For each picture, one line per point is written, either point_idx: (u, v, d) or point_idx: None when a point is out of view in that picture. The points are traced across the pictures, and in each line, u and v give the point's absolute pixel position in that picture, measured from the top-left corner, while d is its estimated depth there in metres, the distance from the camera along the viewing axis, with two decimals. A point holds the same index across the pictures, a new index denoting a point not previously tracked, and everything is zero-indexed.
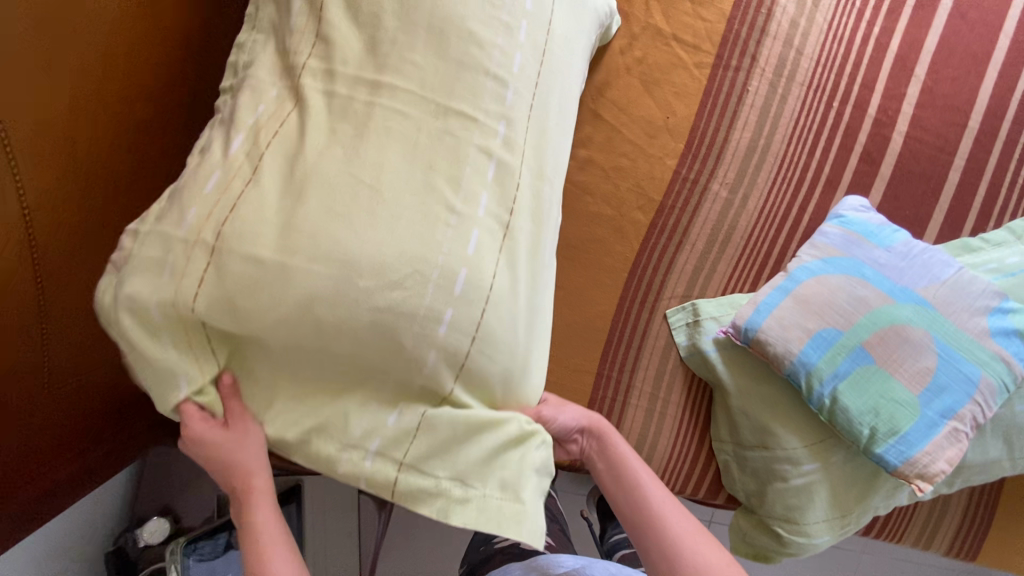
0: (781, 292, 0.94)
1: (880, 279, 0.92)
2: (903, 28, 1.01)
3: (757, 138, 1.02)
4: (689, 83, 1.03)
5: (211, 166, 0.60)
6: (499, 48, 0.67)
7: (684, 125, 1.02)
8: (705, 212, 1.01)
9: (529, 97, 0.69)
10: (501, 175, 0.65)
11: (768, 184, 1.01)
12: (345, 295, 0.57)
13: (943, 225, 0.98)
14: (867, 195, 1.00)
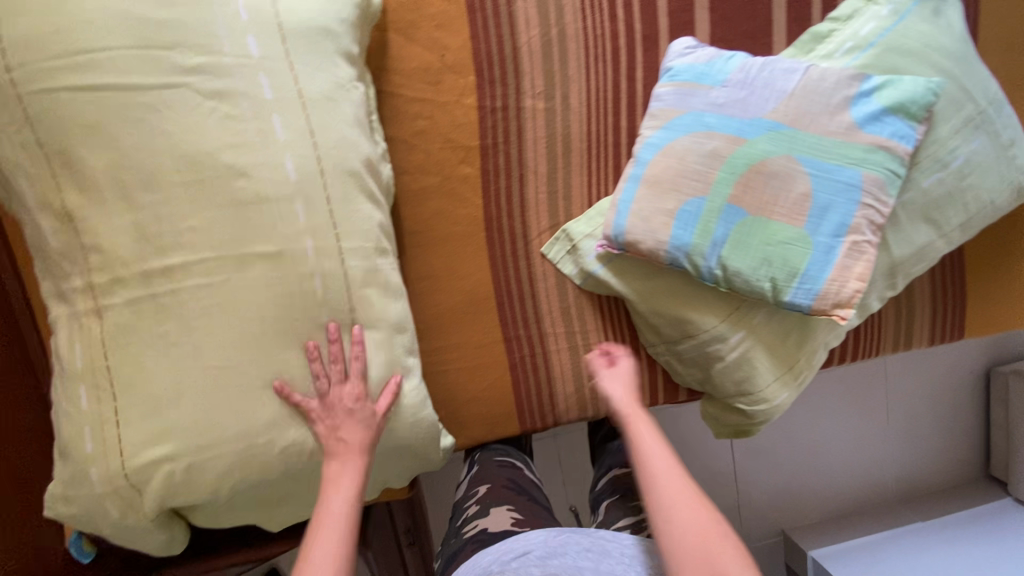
0: (633, 182, 0.86)
1: (724, 123, 0.83)
2: None
3: (547, 29, 0.89)
4: (448, 9, 0.86)
5: (76, 426, 0.64)
6: (265, 165, 0.64)
7: (463, 56, 0.87)
8: (531, 137, 0.91)
9: (322, 192, 0.68)
10: (333, 286, 0.70)
11: (582, 71, 0.91)
12: (254, 453, 0.67)
13: (789, 23, 0.96)
14: (694, 32, 0.94)
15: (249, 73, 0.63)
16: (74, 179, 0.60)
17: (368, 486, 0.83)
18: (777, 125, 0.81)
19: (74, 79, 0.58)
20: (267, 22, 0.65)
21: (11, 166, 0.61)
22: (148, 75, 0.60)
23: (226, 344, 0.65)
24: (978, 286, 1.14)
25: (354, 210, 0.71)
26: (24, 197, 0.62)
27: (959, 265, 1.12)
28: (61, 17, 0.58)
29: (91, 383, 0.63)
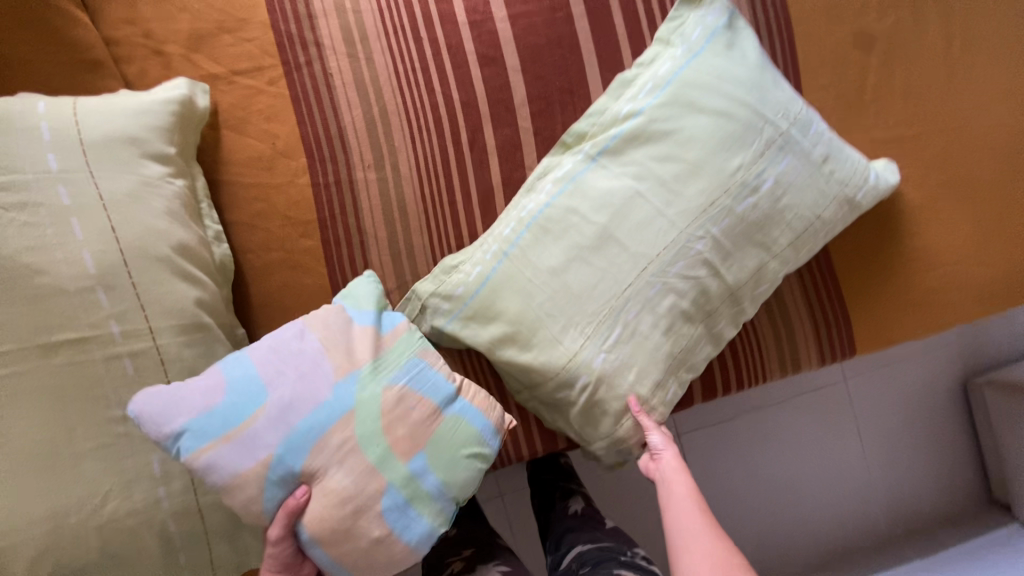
0: (255, 401, 0.72)
1: (203, 424, 0.70)
2: None
3: (369, 109, 0.99)
4: (273, 103, 0.97)
5: None
6: (63, 262, 0.71)
7: (293, 142, 0.97)
8: (366, 206, 0.99)
9: (125, 278, 0.75)
10: (144, 364, 0.75)
11: (407, 141, 1.00)
12: (64, 532, 0.71)
13: (602, 71, 1.03)
14: (510, 92, 1.01)
15: (47, 184, 0.72)
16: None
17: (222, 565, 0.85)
18: (358, 373, 0.77)
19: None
20: (68, 139, 0.75)
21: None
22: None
23: (24, 431, 0.69)
24: (860, 297, 1.11)
25: (163, 289, 0.78)
26: None
27: (831, 278, 1.10)
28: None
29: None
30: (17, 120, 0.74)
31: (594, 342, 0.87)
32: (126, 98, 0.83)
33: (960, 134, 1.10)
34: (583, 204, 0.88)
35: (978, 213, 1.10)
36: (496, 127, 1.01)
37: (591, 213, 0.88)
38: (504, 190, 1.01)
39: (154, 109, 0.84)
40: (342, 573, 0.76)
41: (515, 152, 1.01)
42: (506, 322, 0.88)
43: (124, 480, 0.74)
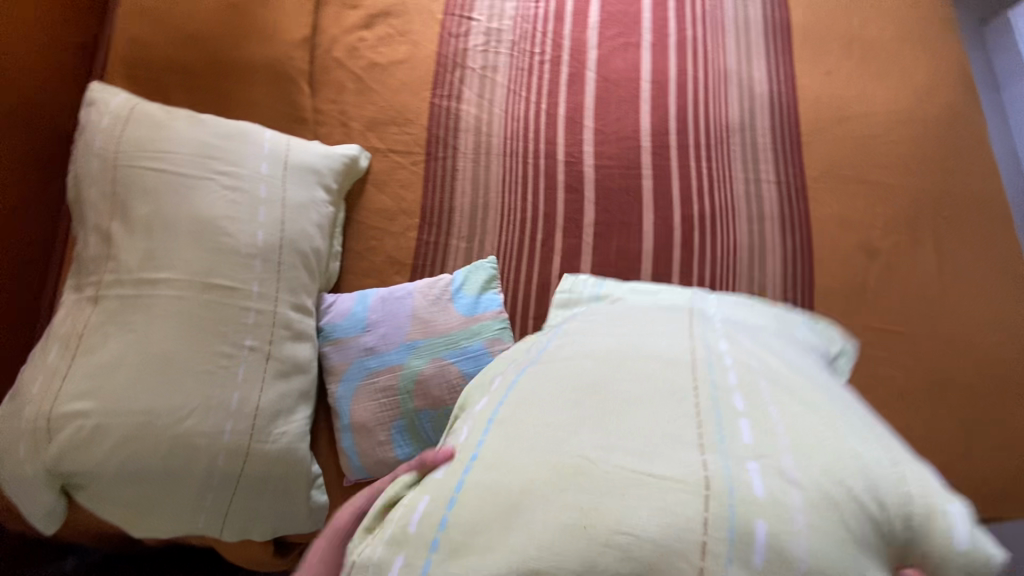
0: (357, 326, 1.10)
1: (333, 329, 1.10)
2: (563, 102, 1.39)
3: (476, 199, 1.30)
4: (410, 177, 1.30)
5: (35, 373, 0.86)
6: (244, 232, 0.98)
7: (415, 206, 1.28)
8: (451, 265, 1.25)
9: (276, 257, 1.00)
10: (262, 321, 0.97)
11: (497, 228, 1.28)
12: (147, 431, 0.86)
13: (656, 217, 1.31)
14: (582, 214, 1.31)
15: (254, 180, 1.02)
16: (122, 218, 0.94)
17: (236, 515, 0.95)
18: (421, 340, 1.10)
19: (149, 166, 0.97)
20: (278, 157, 1.06)
21: (89, 203, 0.95)
22: (193, 170, 0.98)
23: (162, 340, 0.89)
24: None
25: (295, 274, 1.03)
26: (87, 222, 0.95)
27: None
28: (155, 138, 0.99)
29: (63, 345, 0.87)
30: (251, 136, 1.06)
31: (732, 482, 0.52)
32: (320, 145, 1.16)
33: (955, 343, 1.25)
34: (521, 406, 0.64)
35: (980, 400, 1.20)
36: (565, 236, 1.29)
37: (570, 397, 0.63)
38: (559, 282, 1.25)
39: (335, 157, 1.17)
40: (352, 462, 1.05)
41: (575, 257, 1.27)
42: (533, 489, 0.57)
43: (206, 404, 0.90)
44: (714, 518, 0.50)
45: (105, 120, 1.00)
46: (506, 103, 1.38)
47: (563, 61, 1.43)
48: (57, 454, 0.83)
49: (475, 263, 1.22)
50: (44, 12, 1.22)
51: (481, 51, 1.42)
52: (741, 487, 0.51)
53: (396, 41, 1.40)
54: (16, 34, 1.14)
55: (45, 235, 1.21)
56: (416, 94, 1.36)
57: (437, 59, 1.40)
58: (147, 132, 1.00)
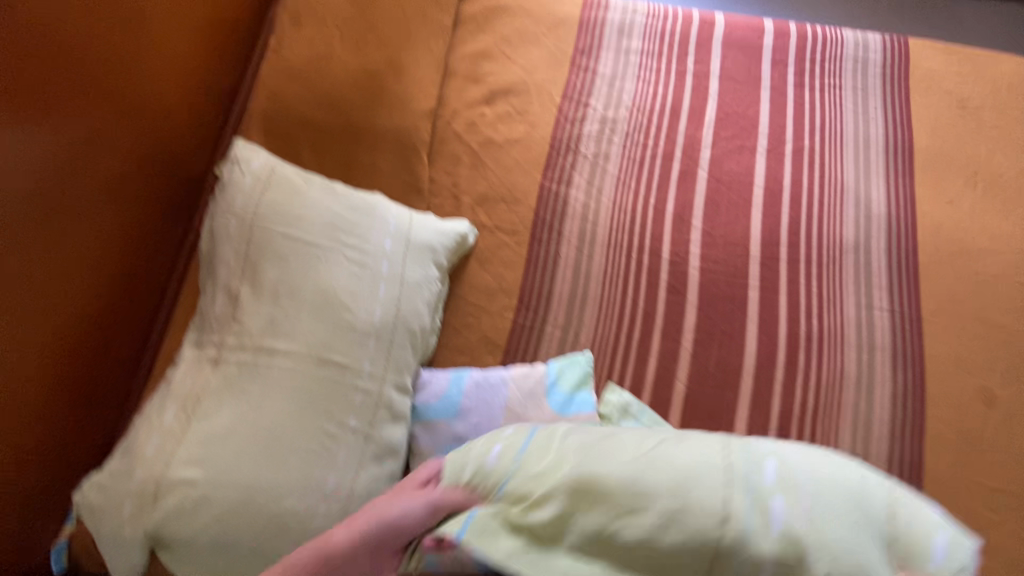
0: (447, 411, 1.08)
1: (424, 410, 1.08)
2: (673, 198, 1.37)
3: (576, 287, 1.28)
4: (513, 257, 1.30)
5: (151, 432, 0.86)
6: (363, 310, 0.99)
7: (514, 287, 1.27)
8: (544, 352, 1.22)
9: (388, 336, 1.00)
10: (367, 402, 0.96)
11: (594, 320, 1.25)
12: (246, 507, 0.84)
13: (759, 332, 1.26)
14: (683, 317, 1.27)
15: (378, 257, 1.03)
16: (251, 281, 0.95)
17: None
18: None
19: (283, 231, 0.98)
20: (401, 234, 1.08)
21: (221, 261, 0.97)
22: (324, 241, 0.99)
23: (275, 413, 0.89)
24: None
25: (402, 354, 1.02)
26: (217, 280, 0.97)
27: None
28: (291, 202, 1.00)
29: (181, 407, 0.88)
30: (378, 211, 1.08)
31: (754, 468, 0.81)
32: (437, 221, 1.17)
33: None
34: (564, 430, 0.90)
35: None
36: (663, 338, 1.25)
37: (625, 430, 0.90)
38: (653, 386, 1.21)
39: (449, 235, 1.18)
40: None
41: (672, 362, 1.23)
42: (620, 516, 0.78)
43: (305, 484, 0.88)
44: (731, 475, 0.79)
45: (246, 178, 1.02)
46: (615, 192, 1.37)
47: (675, 157, 1.42)
48: (156, 519, 0.82)
49: (569, 355, 1.19)
50: (201, 76, 1.32)
51: (595, 139, 1.43)
52: (763, 476, 0.80)
53: (513, 120, 1.43)
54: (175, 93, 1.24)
55: (162, 276, 1.26)
56: (528, 174, 1.38)
57: (551, 142, 1.41)
58: (284, 196, 1.01)
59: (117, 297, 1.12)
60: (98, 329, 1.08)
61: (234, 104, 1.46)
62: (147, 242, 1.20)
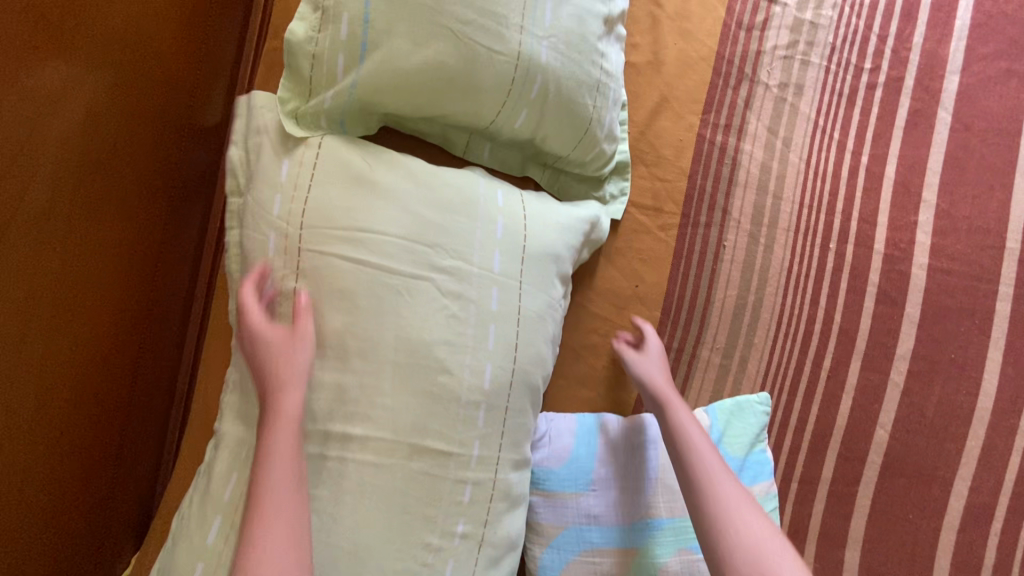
0: (572, 481, 0.81)
1: (542, 478, 0.81)
2: (897, 155, 0.92)
3: (746, 293, 0.90)
4: (655, 248, 0.90)
5: (190, 556, 0.60)
6: (468, 367, 0.65)
7: (656, 292, 0.89)
8: (696, 385, 0.88)
9: (502, 401, 0.68)
10: (478, 497, 0.68)
11: (769, 343, 0.89)
12: None
13: (1003, 364, 0.88)
14: (895, 341, 0.89)
15: (485, 283, 0.67)
16: (308, 332, 0.62)
17: None
18: (663, 519, 0.79)
19: (346, 253, 0.62)
20: (514, 242, 0.71)
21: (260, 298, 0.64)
22: (406, 265, 0.64)
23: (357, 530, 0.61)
24: None
25: (522, 422, 0.71)
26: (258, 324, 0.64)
27: None
28: (352, 203, 0.64)
29: (227, 519, 0.61)
30: (480, 206, 0.69)
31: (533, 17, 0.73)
32: (560, 207, 0.78)
33: None
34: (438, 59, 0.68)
35: None
36: (864, 369, 0.89)
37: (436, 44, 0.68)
38: (845, 436, 0.88)
39: (576, 228, 0.79)
40: None
41: (874, 403, 0.89)
42: (457, 14, 0.68)
43: None
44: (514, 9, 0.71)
45: (281, 164, 0.65)
46: (809, 147, 0.92)
47: (904, 89, 0.93)
48: None
49: (737, 398, 0.86)
50: None
51: (782, 57, 0.94)
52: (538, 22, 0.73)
53: (659, 27, 0.94)
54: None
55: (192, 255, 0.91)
56: (679, 118, 0.92)
57: (715, 64, 0.94)
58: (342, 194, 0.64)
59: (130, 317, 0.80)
60: (117, 373, 0.78)
61: (256, 14, 1.00)
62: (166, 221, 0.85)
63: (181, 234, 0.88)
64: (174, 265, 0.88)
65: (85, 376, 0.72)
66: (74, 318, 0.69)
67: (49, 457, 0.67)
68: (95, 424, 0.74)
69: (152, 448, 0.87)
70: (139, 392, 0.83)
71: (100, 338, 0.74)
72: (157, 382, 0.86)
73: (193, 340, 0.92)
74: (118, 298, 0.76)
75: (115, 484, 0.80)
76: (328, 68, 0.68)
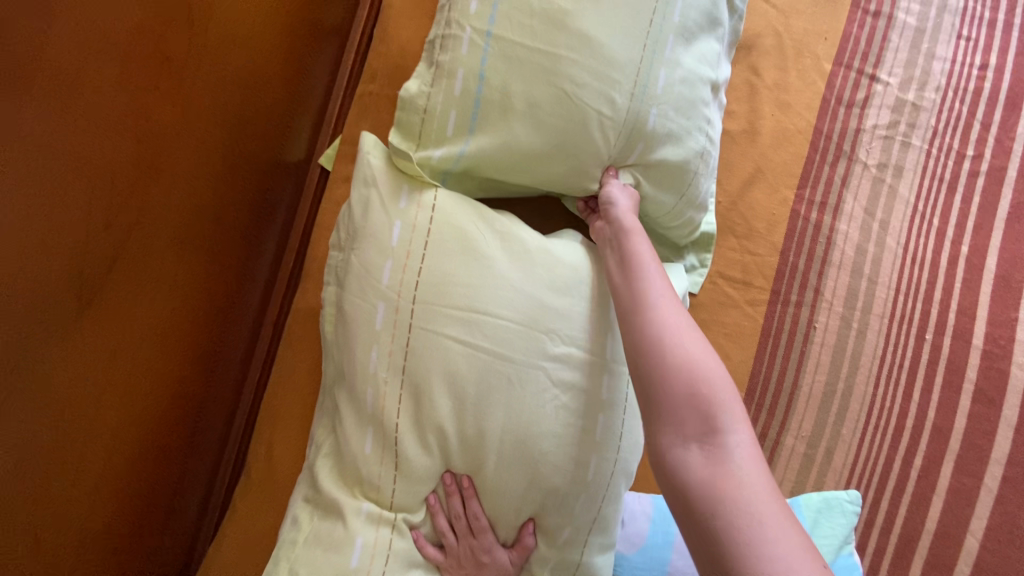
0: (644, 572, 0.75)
1: (616, 566, 0.75)
2: (998, 247, 0.88)
3: (835, 380, 0.85)
4: (743, 323, 0.86)
5: None
6: (574, 461, 0.61)
7: (743, 371, 0.85)
8: (780, 475, 0.83)
9: (600, 494, 0.63)
10: None
11: (856, 435, 0.84)
12: None
13: None
14: (990, 443, 0.84)
15: (596, 369, 0.63)
16: (415, 415, 0.59)
17: None
18: None
19: (459, 334, 0.59)
20: None
21: (362, 372, 0.60)
22: (519, 353, 0.59)
23: None
24: None
25: (614, 511, 0.65)
26: (360, 401, 0.60)
27: None
28: (465, 277, 0.60)
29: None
30: (596, 285, 0.65)
31: (647, 81, 0.67)
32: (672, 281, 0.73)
33: None
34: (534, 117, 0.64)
35: None
36: (957, 471, 0.84)
37: (540, 97, 0.64)
38: (933, 542, 0.83)
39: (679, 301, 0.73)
40: None
41: (965, 507, 0.83)
42: (573, 75, 0.63)
43: None
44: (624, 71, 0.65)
45: (391, 228, 0.61)
46: (907, 231, 0.89)
47: (1007, 179, 0.90)
48: None
49: (825, 493, 0.80)
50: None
51: (882, 137, 0.91)
52: (651, 87, 0.67)
53: (759, 96, 0.91)
54: (274, 30, 0.80)
55: (264, 290, 0.86)
56: (773, 190, 0.89)
57: (813, 137, 0.91)
58: (458, 264, 0.60)
59: (197, 355, 0.74)
60: (174, 414, 0.72)
61: (350, 50, 0.98)
62: (239, 253, 0.79)
63: (253, 267, 0.83)
64: (243, 301, 0.82)
65: (148, 419, 0.67)
66: (146, 359, 0.65)
67: (97, 509, 0.62)
68: (150, 472, 0.69)
69: (199, 498, 0.80)
70: (196, 439, 0.77)
71: (167, 380, 0.69)
72: (214, 427, 0.80)
73: (257, 378, 0.85)
74: (190, 336, 0.72)
75: (161, 537, 0.74)
76: (439, 125, 0.65)
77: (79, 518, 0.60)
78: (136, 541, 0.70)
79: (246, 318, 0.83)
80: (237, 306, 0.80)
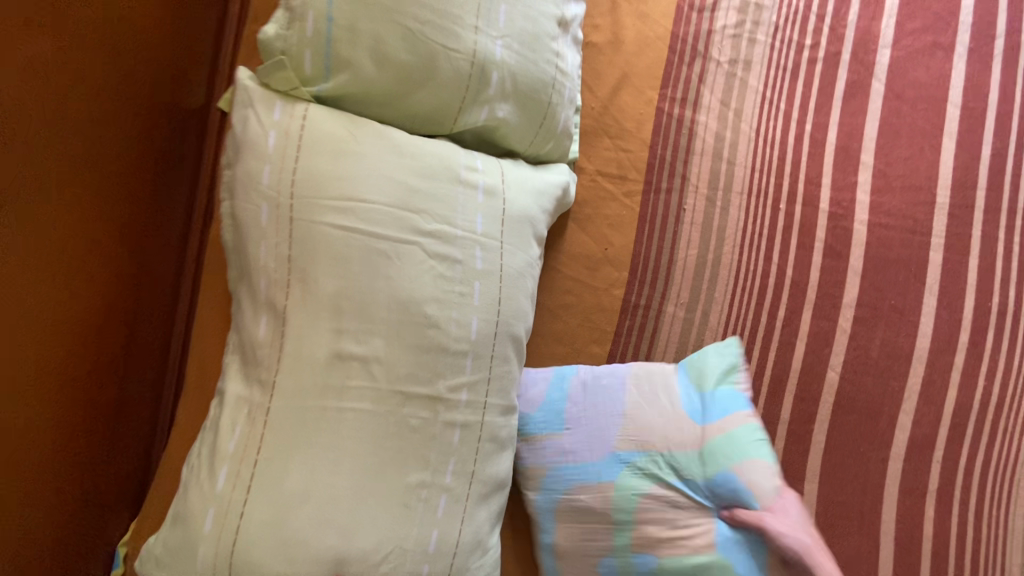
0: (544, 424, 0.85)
1: (522, 423, 0.86)
2: (837, 122, 1.01)
3: (705, 253, 0.97)
4: (622, 214, 0.97)
5: (201, 501, 0.64)
6: (456, 322, 0.72)
7: (624, 254, 0.96)
8: (665, 339, 0.95)
9: (489, 352, 0.75)
10: (467, 439, 0.74)
11: (727, 297, 0.97)
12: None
13: (938, 309, 0.97)
14: (840, 290, 0.97)
15: (468, 244, 0.74)
16: (303, 296, 0.67)
17: None
18: (637, 454, 0.83)
19: (337, 220, 0.68)
20: (495, 205, 0.77)
21: (256, 265, 0.68)
22: (393, 231, 0.69)
23: (355, 454, 0.66)
24: None
25: (506, 371, 0.78)
26: (256, 290, 0.69)
27: None
28: (339, 172, 0.69)
29: (234, 468, 0.64)
30: (460, 172, 0.75)
31: (488, 18, 0.77)
32: (535, 176, 0.85)
33: None
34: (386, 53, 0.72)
35: None
36: (815, 317, 0.97)
37: (390, 36, 0.72)
38: (800, 379, 0.96)
39: (550, 193, 0.86)
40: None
41: (825, 347, 0.97)
42: (415, 14, 0.73)
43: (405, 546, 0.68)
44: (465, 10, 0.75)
45: (267, 137, 0.70)
46: (759, 116, 1.00)
47: (842, 63, 1.02)
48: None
49: (704, 348, 0.92)
50: None
51: (731, 36, 1.02)
52: (493, 22, 0.77)
53: (619, 10, 1.01)
54: None
55: (182, 230, 0.95)
56: (639, 93, 1.00)
57: (671, 42, 1.01)
58: (330, 161, 0.69)
59: (127, 286, 0.83)
60: (112, 337, 0.81)
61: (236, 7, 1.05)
62: (154, 195, 0.88)
63: (170, 209, 0.92)
64: (162, 239, 0.91)
65: (88, 338, 0.76)
66: (73, 284, 0.73)
67: (54, 415, 0.71)
68: (94, 389, 0.77)
69: (146, 418, 0.90)
70: (134, 361, 0.86)
71: (97, 306, 0.77)
72: (150, 353, 0.90)
73: (186, 308, 0.95)
74: (115, 266, 0.80)
75: (113, 454, 0.83)
76: (297, 61, 0.71)
77: (34, 422, 0.68)
78: (93, 450, 0.79)
79: (166, 255, 0.92)
80: (155, 243, 0.89)
